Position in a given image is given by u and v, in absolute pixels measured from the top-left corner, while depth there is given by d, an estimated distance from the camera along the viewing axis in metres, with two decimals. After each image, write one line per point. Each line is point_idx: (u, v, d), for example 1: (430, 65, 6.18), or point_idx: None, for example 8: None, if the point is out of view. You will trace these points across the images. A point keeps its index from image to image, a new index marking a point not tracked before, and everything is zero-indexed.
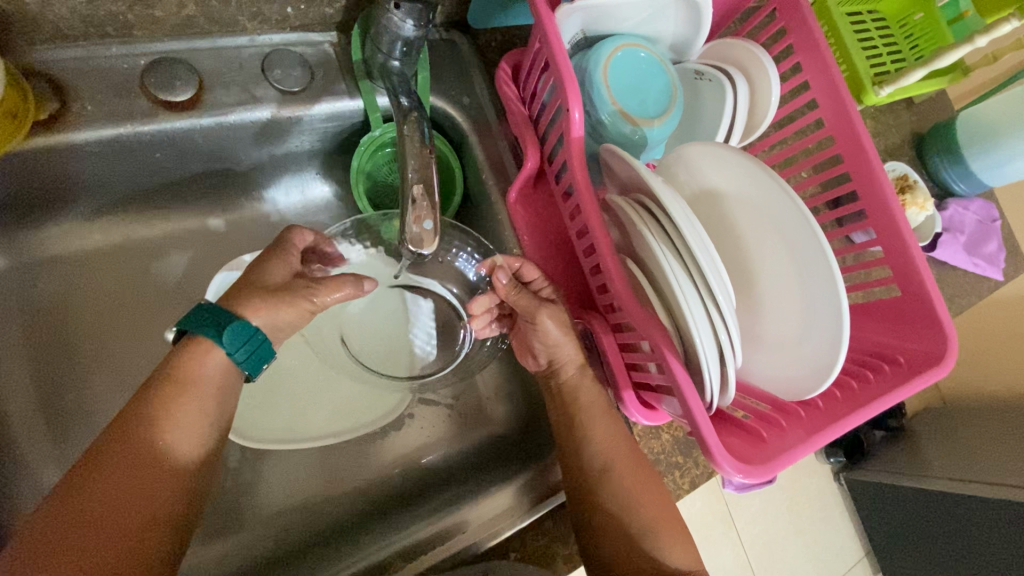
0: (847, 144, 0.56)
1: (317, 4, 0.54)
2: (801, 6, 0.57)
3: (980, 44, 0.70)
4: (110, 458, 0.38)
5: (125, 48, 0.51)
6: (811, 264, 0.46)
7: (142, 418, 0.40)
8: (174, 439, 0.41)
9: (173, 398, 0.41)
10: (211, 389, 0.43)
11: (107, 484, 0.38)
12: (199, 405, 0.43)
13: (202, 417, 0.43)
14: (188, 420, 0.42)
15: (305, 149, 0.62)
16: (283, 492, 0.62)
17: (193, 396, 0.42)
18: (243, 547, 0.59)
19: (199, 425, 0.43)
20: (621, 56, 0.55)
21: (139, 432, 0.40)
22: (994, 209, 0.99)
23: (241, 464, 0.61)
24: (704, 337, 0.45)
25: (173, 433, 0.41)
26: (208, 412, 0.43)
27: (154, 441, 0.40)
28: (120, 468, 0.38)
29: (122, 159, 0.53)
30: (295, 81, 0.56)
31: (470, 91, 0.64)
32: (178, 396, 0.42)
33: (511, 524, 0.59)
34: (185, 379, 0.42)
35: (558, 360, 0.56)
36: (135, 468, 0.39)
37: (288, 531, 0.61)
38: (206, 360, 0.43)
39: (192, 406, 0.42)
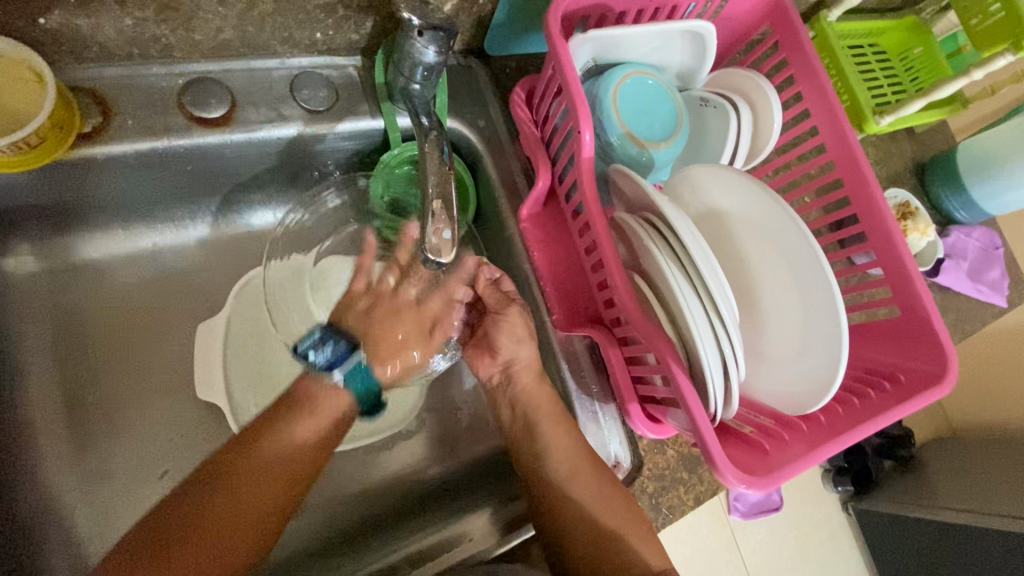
0: (847, 169, 0.59)
1: (344, 30, 0.58)
2: (800, 38, 0.60)
3: (977, 76, 0.77)
4: (253, 448, 0.48)
5: (165, 68, 0.55)
6: (811, 281, 0.48)
7: (284, 425, 0.50)
8: (295, 447, 0.50)
9: (303, 416, 0.51)
10: (327, 423, 0.52)
11: (242, 462, 0.47)
12: (317, 429, 0.51)
13: (315, 442, 0.51)
14: (307, 438, 0.50)
15: (328, 166, 0.66)
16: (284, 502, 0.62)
17: (312, 422, 0.51)
18: None
19: (309, 446, 0.50)
20: (630, 83, 0.58)
21: (274, 434, 0.49)
22: (996, 237, 1.01)
23: None
24: (707, 348, 0.47)
25: (297, 441, 0.50)
26: (320, 440, 0.51)
27: (281, 447, 0.49)
28: (257, 458, 0.48)
29: (154, 169, 0.56)
30: (320, 100, 0.59)
31: (484, 113, 0.67)
32: (283, 422, 0.50)
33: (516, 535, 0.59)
34: (320, 404, 0.52)
35: (518, 365, 0.61)
36: (264, 464, 0.48)
37: (290, 539, 0.61)
38: (332, 398, 0.52)
39: (314, 428, 0.51)
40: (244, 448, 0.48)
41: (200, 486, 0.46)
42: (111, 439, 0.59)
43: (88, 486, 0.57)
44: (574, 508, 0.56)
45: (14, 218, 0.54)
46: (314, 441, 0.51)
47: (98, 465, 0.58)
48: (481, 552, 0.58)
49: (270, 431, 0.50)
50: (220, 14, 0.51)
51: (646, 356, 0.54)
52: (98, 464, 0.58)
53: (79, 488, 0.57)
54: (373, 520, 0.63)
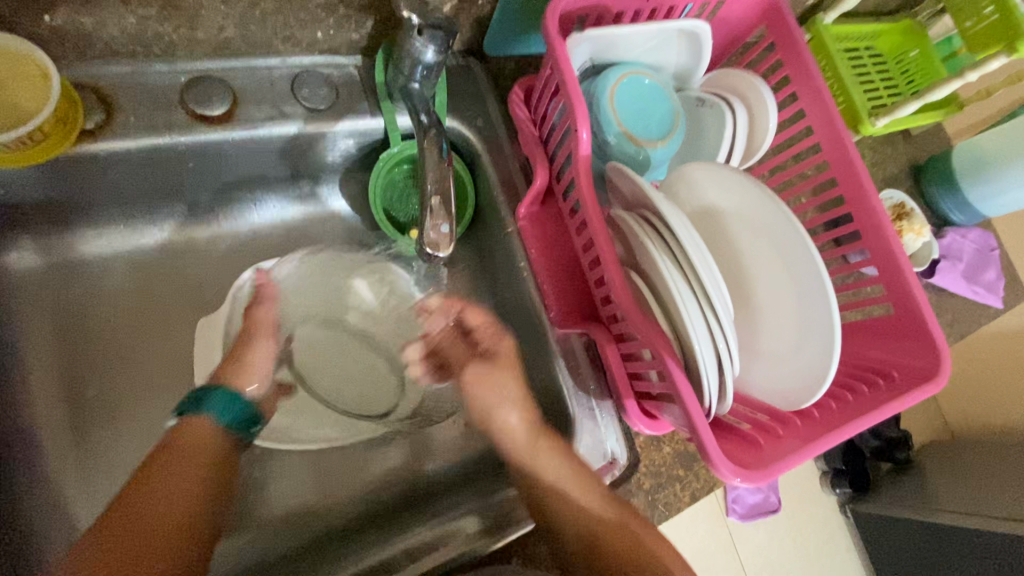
0: (841, 168, 0.59)
1: (345, 29, 0.58)
2: (795, 39, 0.61)
3: (970, 77, 0.77)
4: (137, 491, 0.47)
5: (168, 65, 0.55)
6: (805, 276, 0.49)
7: (162, 463, 0.49)
8: (184, 473, 0.49)
9: (174, 451, 0.50)
10: (202, 447, 0.52)
11: (132, 505, 0.46)
12: (194, 455, 0.51)
13: (199, 465, 0.51)
14: (189, 464, 0.50)
15: (328, 163, 0.66)
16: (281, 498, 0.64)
17: (189, 451, 0.51)
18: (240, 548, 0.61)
19: (196, 469, 0.50)
20: (627, 82, 0.58)
21: (155, 472, 0.48)
22: (992, 238, 1.02)
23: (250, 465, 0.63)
24: (702, 343, 0.48)
25: (181, 466, 0.49)
26: (206, 462, 0.51)
27: (166, 476, 0.48)
28: (145, 496, 0.47)
29: (156, 166, 0.56)
30: (321, 99, 0.60)
31: (483, 112, 0.68)
32: (158, 465, 0.49)
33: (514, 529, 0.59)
34: (186, 439, 0.52)
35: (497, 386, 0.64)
36: (154, 497, 0.47)
37: (287, 534, 0.63)
38: (196, 429, 0.53)
39: (190, 455, 0.51)
40: (128, 497, 0.47)
41: (97, 547, 0.43)
42: (112, 434, 0.60)
43: (88, 479, 0.58)
44: (569, 504, 0.56)
45: (16, 213, 0.55)
46: (185, 465, 0.50)
47: (99, 460, 0.59)
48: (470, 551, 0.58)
49: (146, 475, 0.48)
50: (222, 13, 0.52)
51: (642, 351, 0.55)
52: (98, 458, 0.59)
53: (80, 482, 0.58)
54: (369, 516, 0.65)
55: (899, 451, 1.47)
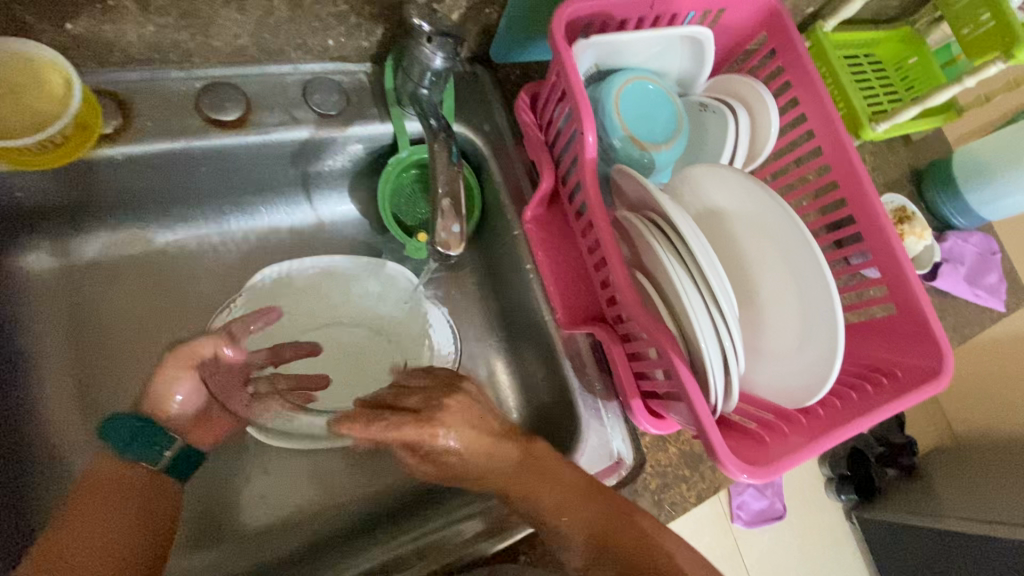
0: (843, 171, 0.60)
1: (356, 37, 0.60)
2: (796, 45, 0.62)
3: (968, 84, 0.78)
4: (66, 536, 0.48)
5: (184, 72, 0.57)
6: (808, 276, 0.50)
7: (86, 507, 0.50)
8: (108, 512, 0.50)
9: (91, 495, 0.51)
10: (126, 485, 0.52)
11: (67, 548, 0.47)
12: (114, 495, 0.51)
13: (122, 501, 0.51)
14: (107, 503, 0.50)
15: (337, 169, 0.68)
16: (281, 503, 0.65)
17: (109, 492, 0.51)
18: (241, 552, 0.62)
19: (119, 505, 0.51)
20: (631, 88, 0.60)
21: (75, 516, 0.49)
22: (994, 242, 1.03)
23: (255, 466, 0.64)
24: (708, 341, 0.49)
25: (99, 509, 0.50)
26: (131, 496, 0.52)
27: (94, 517, 0.49)
28: (79, 537, 0.48)
29: (170, 169, 0.57)
30: (332, 104, 0.61)
31: (490, 118, 0.69)
32: (79, 509, 0.50)
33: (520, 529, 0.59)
34: (103, 481, 0.52)
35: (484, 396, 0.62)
36: (85, 540, 0.48)
37: (290, 537, 0.63)
38: (111, 469, 0.52)
39: (110, 495, 0.51)
40: (57, 543, 0.48)
41: None
42: None
43: None
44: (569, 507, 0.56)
45: (33, 216, 0.56)
46: (107, 505, 0.50)
47: None
48: (474, 551, 0.57)
49: (71, 522, 0.49)
50: (238, 21, 0.53)
51: (648, 351, 0.55)
52: None
53: None
54: (374, 518, 0.65)
55: (904, 457, 1.52)
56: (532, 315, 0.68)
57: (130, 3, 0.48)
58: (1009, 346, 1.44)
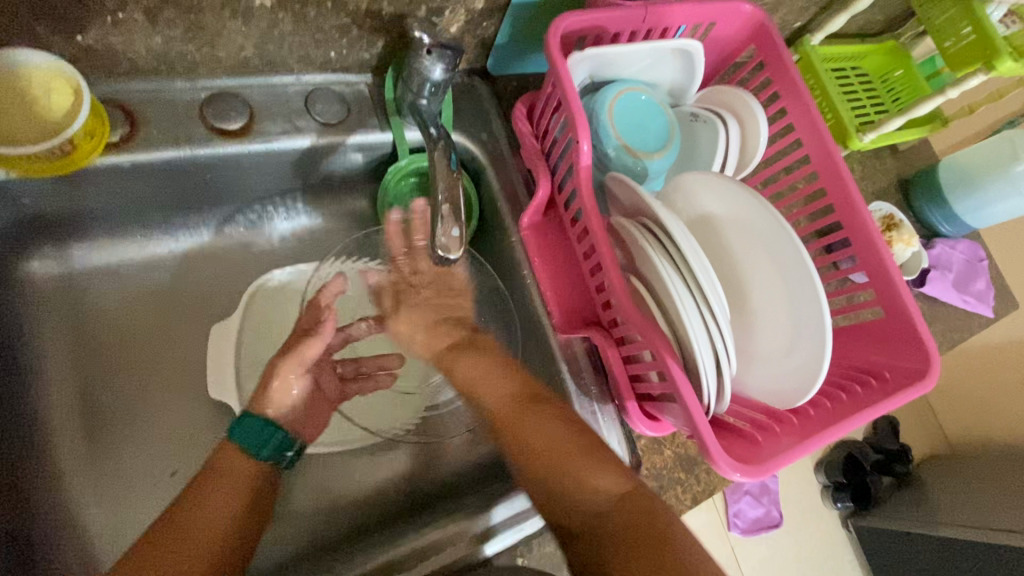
0: (830, 179, 0.62)
1: (357, 49, 0.62)
2: (783, 58, 0.64)
3: (952, 95, 0.81)
4: (203, 494, 0.51)
5: (189, 82, 0.58)
6: (797, 280, 0.51)
7: (221, 476, 0.52)
8: (236, 485, 0.53)
9: (226, 468, 0.53)
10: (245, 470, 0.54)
11: (199, 511, 0.49)
12: (242, 474, 0.54)
13: (245, 483, 0.53)
14: (238, 480, 0.53)
15: (337, 177, 0.69)
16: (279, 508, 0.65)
17: (239, 471, 0.54)
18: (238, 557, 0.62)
19: (244, 485, 0.53)
20: (624, 98, 0.61)
21: (212, 480, 0.52)
22: (980, 249, 1.05)
23: None
24: (701, 343, 0.50)
25: (229, 479, 0.53)
26: (250, 479, 0.54)
27: (228, 488, 0.52)
28: (213, 498, 0.51)
29: (175, 176, 0.59)
30: (333, 114, 0.63)
31: (488, 128, 0.71)
32: (217, 478, 0.52)
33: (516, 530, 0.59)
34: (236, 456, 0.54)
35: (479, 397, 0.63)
36: (216, 506, 0.50)
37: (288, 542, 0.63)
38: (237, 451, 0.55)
39: (239, 474, 0.53)
40: (191, 501, 0.50)
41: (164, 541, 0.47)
42: (123, 438, 0.61)
43: (100, 483, 0.59)
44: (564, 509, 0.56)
45: (39, 223, 0.57)
46: (237, 483, 0.53)
47: (111, 462, 0.60)
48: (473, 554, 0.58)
49: (211, 484, 0.51)
50: (243, 33, 0.55)
51: (642, 353, 0.57)
52: (111, 462, 0.60)
53: (92, 485, 0.59)
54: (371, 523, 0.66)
55: (899, 464, 1.55)
56: (529, 320, 0.69)
57: (139, 15, 0.49)
58: (998, 352, 1.47)
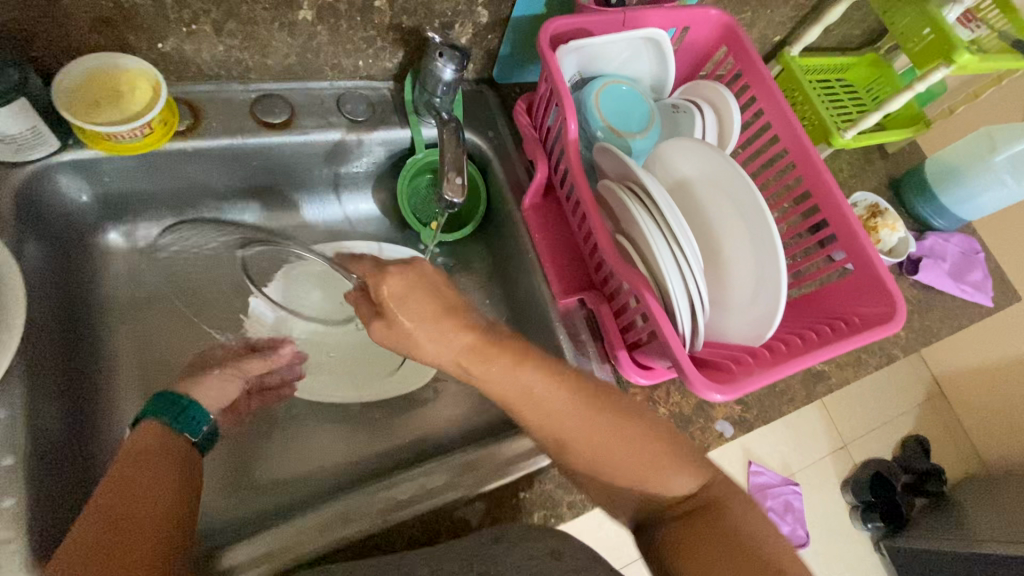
0: (798, 154, 0.69)
1: (381, 59, 0.73)
2: (746, 52, 0.73)
3: (919, 88, 0.88)
4: (133, 474, 0.48)
5: (242, 86, 0.70)
6: (758, 227, 0.57)
7: (146, 454, 0.50)
8: (172, 463, 0.51)
9: (147, 456, 0.50)
10: (164, 455, 0.51)
11: (133, 489, 0.46)
12: (166, 457, 0.51)
13: (172, 469, 0.50)
14: (160, 463, 0.50)
15: (363, 171, 0.80)
16: (297, 462, 0.70)
17: (162, 455, 0.51)
18: (257, 499, 0.66)
19: (172, 469, 0.50)
20: (608, 89, 0.70)
21: (139, 461, 0.49)
22: (976, 242, 1.09)
23: (276, 424, 0.71)
24: (675, 282, 0.56)
25: (152, 456, 0.50)
26: (185, 459, 0.52)
27: (169, 466, 0.50)
28: (143, 477, 0.48)
29: (228, 162, 0.70)
30: (361, 112, 0.74)
31: (494, 126, 0.81)
32: (146, 462, 0.49)
33: (524, 466, 0.63)
34: (157, 446, 0.51)
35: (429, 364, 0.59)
36: (153, 480, 0.48)
37: (303, 485, 0.68)
38: (151, 439, 0.52)
39: (162, 458, 0.51)
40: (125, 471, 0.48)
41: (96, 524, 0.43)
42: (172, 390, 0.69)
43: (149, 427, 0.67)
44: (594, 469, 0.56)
45: (115, 201, 0.68)
46: (161, 469, 0.49)
47: None
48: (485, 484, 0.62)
49: (135, 465, 0.49)
50: (288, 43, 0.66)
51: (630, 303, 0.63)
52: None
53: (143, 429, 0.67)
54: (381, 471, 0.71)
55: (929, 484, 1.64)
56: (532, 291, 0.76)
57: (208, 27, 0.61)
58: None
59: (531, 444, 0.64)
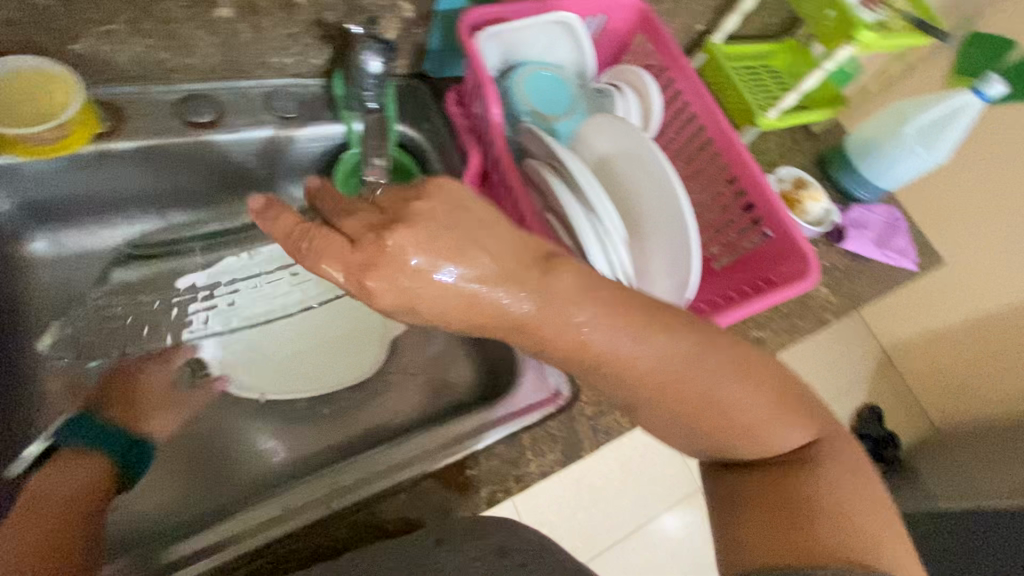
0: (716, 130, 0.73)
1: (308, 56, 0.73)
2: (662, 39, 0.76)
3: (828, 67, 0.94)
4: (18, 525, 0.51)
5: (165, 86, 0.69)
6: (671, 198, 0.60)
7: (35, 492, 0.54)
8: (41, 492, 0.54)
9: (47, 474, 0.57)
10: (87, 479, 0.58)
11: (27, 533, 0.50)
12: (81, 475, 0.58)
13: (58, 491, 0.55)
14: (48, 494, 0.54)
15: (301, 170, 0.80)
16: (238, 460, 0.70)
17: (62, 477, 0.57)
18: (200, 498, 0.66)
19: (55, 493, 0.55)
20: (531, 75, 0.73)
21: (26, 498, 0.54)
22: (898, 211, 1.15)
23: (215, 422, 0.72)
24: (597, 253, 0.59)
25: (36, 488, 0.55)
26: (80, 483, 0.57)
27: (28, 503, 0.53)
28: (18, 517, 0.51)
29: (156, 165, 0.69)
30: (291, 109, 0.74)
31: (428, 119, 0.82)
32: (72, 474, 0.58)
33: (476, 442, 0.64)
34: (61, 465, 0.59)
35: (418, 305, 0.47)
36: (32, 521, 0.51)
37: (247, 480, 0.69)
38: (78, 461, 0.60)
39: (55, 483, 0.56)
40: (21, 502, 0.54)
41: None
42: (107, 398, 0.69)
43: None
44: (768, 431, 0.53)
45: (37, 209, 0.66)
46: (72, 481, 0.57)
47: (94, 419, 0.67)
48: (433, 463, 0.62)
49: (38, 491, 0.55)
50: (210, 42, 0.66)
51: None
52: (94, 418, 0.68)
53: None
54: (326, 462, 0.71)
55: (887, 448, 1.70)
56: None
57: (123, 26, 0.60)
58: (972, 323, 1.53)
59: (475, 423, 0.65)
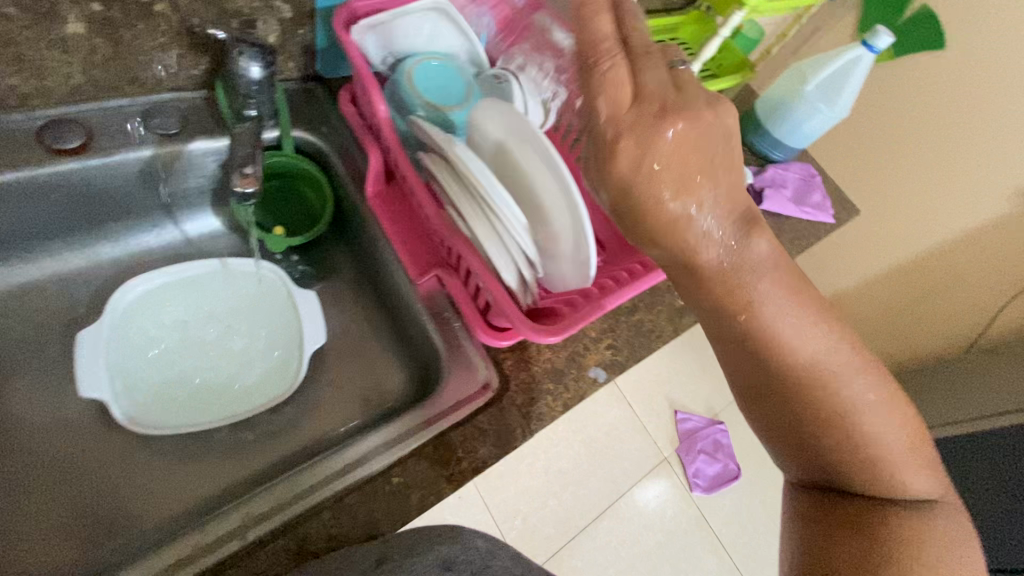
0: None
1: (184, 67, 0.69)
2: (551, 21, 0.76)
3: (723, 33, 0.96)
4: None
5: (24, 113, 0.64)
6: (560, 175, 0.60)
7: None
8: None
9: None
10: None
11: None
12: None
13: None
14: None
15: (195, 188, 0.77)
16: (152, 497, 0.66)
17: None
18: (111, 545, 0.62)
19: None
20: (419, 67, 0.72)
21: None
22: (812, 167, 1.19)
23: (125, 462, 0.67)
24: (495, 240, 0.58)
25: None
26: None
27: None
28: None
29: (29, 201, 0.65)
30: (171, 125, 0.70)
31: (327, 122, 0.80)
32: None
33: (400, 448, 0.64)
34: None
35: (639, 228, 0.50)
36: None
37: (164, 518, 0.65)
38: None
39: None
40: None
41: None
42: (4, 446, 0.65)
43: None
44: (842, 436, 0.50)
45: None
46: None
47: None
48: (364, 472, 0.62)
49: None
50: (66, 61, 0.61)
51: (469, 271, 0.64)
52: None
53: None
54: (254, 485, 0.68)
55: None
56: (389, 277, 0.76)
57: None
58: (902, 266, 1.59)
59: (398, 428, 0.66)
